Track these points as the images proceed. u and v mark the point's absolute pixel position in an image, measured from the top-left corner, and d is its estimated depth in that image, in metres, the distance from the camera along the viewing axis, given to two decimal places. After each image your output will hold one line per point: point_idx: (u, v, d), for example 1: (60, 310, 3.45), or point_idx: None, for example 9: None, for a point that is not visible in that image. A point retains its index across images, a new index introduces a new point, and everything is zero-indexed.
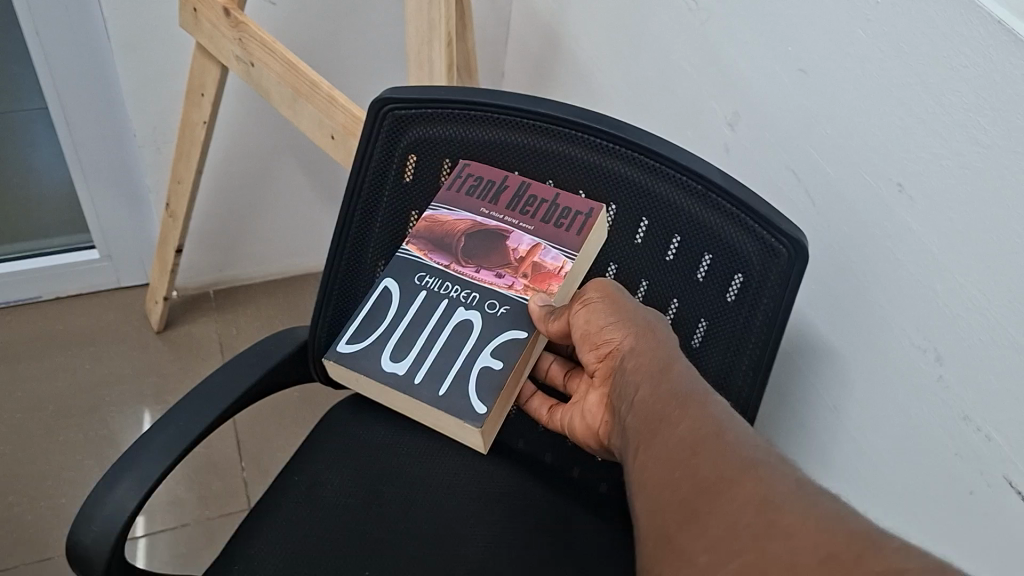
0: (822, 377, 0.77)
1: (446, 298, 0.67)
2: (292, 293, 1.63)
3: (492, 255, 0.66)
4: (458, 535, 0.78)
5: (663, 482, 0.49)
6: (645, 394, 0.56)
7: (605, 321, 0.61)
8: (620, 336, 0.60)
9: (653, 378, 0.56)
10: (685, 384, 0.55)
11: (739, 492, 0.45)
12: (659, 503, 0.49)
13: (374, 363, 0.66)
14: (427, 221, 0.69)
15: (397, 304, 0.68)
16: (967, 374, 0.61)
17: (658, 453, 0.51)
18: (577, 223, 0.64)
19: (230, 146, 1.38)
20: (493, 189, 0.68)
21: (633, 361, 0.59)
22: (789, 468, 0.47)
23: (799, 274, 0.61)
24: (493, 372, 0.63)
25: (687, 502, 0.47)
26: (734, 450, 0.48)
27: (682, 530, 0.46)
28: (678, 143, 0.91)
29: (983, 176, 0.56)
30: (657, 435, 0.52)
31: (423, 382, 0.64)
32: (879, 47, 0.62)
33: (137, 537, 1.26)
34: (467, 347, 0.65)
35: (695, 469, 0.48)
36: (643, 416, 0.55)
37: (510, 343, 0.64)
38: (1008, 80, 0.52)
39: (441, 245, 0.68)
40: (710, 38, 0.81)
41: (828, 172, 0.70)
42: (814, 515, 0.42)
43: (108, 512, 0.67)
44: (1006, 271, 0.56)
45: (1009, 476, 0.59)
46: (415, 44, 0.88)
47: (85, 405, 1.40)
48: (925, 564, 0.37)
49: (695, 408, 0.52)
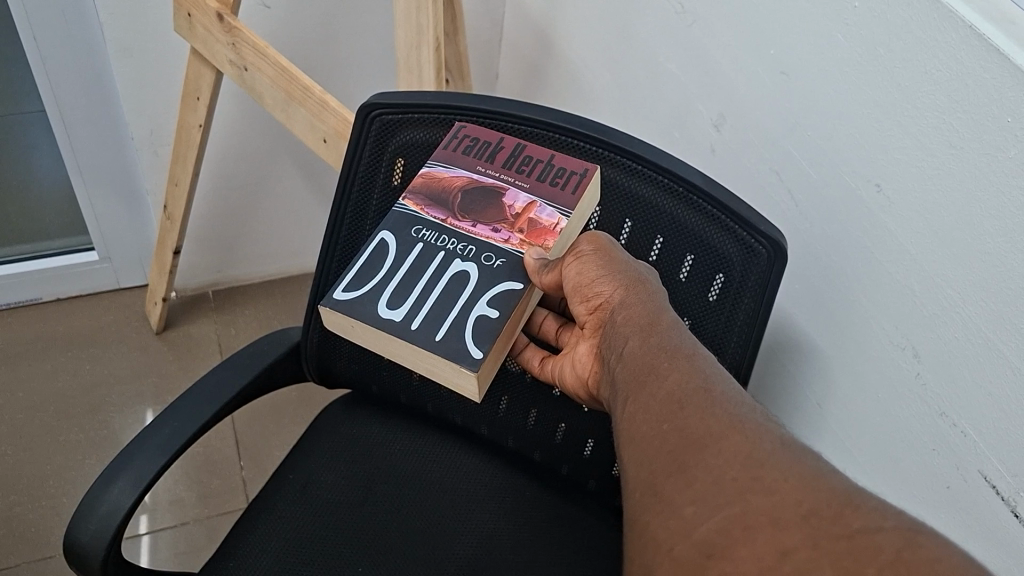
0: (805, 375, 0.79)
1: (442, 251, 0.63)
2: (290, 293, 1.65)
3: (488, 209, 0.64)
4: (452, 529, 0.80)
5: (649, 434, 0.51)
6: (634, 346, 0.57)
7: (597, 274, 0.61)
8: (611, 290, 0.61)
9: (642, 331, 0.57)
10: (673, 341, 0.56)
11: (724, 447, 0.47)
12: (647, 454, 0.50)
13: (369, 309, 0.61)
14: (424, 178, 0.67)
15: (393, 255, 0.64)
16: (942, 369, 0.62)
17: (646, 405, 0.53)
18: (572, 182, 0.64)
19: (227, 148, 1.39)
20: (489, 150, 0.67)
21: (624, 314, 0.59)
22: (771, 426, 0.49)
23: (778, 275, 0.63)
24: (489, 320, 0.60)
25: (673, 453, 0.48)
26: (720, 405, 0.50)
27: (669, 480, 0.47)
28: (665, 145, 0.92)
29: (955, 176, 0.57)
30: (646, 387, 0.54)
31: (420, 327, 0.60)
32: (856, 51, 0.63)
33: (140, 535, 1.28)
34: (464, 296, 0.61)
35: (682, 423, 0.50)
36: (631, 368, 0.56)
37: (507, 292, 0.61)
38: (979, 84, 0.54)
39: (437, 200, 0.66)
40: (696, 39, 0.82)
41: (809, 172, 0.72)
42: (792, 488, 0.43)
43: (105, 509, 0.68)
44: (978, 267, 0.57)
45: (983, 470, 0.60)
46: (404, 49, 0.89)
47: (86, 406, 1.42)
48: (895, 535, 0.39)
49: (682, 363, 0.54)
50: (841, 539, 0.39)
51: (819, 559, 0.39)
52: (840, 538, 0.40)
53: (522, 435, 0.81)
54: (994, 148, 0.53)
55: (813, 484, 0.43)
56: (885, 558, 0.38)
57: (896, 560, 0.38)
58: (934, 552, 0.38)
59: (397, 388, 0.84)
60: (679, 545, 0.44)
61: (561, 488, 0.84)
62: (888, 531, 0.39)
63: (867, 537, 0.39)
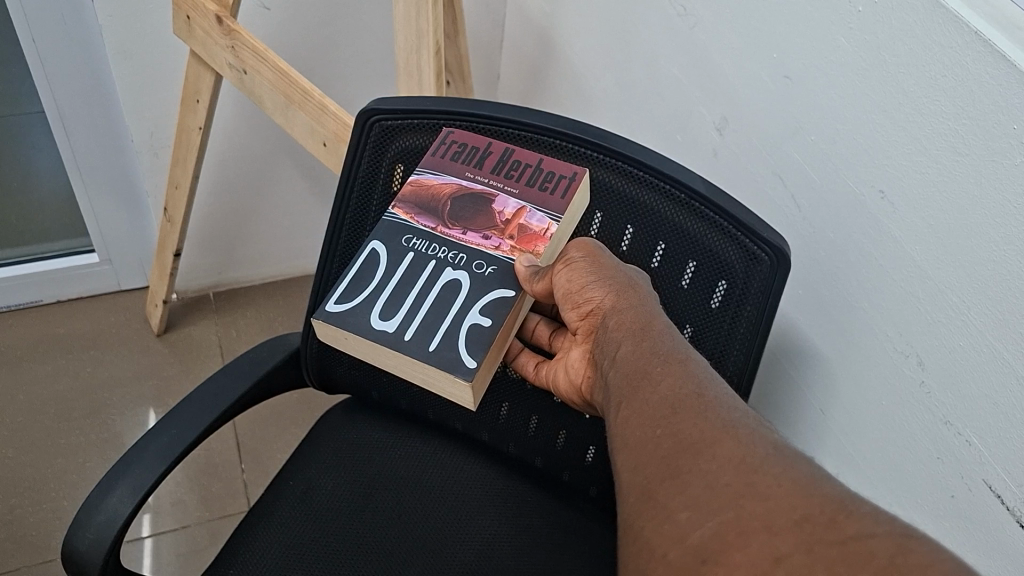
0: (808, 382, 0.78)
1: (432, 260, 0.63)
2: (291, 295, 1.64)
3: (478, 216, 0.64)
4: (452, 537, 0.79)
5: (643, 440, 0.50)
6: (628, 352, 0.56)
7: (588, 280, 0.60)
8: (602, 295, 0.60)
9: (635, 337, 0.57)
10: (666, 346, 0.55)
11: (718, 452, 0.46)
12: (641, 460, 0.49)
13: (362, 320, 0.61)
14: (413, 186, 0.66)
15: (385, 266, 0.64)
16: (946, 376, 0.62)
17: (638, 412, 0.52)
18: (561, 185, 0.64)
19: (228, 150, 1.39)
20: (478, 155, 0.67)
21: (616, 320, 0.58)
22: (765, 431, 0.48)
23: (781, 283, 0.62)
24: (483, 329, 0.59)
25: (667, 459, 0.48)
26: (713, 411, 0.49)
27: (663, 485, 0.47)
28: (668, 149, 0.91)
29: (960, 182, 0.56)
30: (639, 393, 0.53)
31: (413, 338, 0.60)
32: (861, 56, 0.62)
33: (143, 537, 1.28)
34: (455, 305, 0.61)
35: (676, 429, 0.49)
36: (625, 374, 0.55)
37: (499, 300, 0.60)
38: (985, 90, 0.53)
39: (427, 208, 0.65)
40: (699, 42, 0.81)
41: (812, 178, 0.71)
42: (787, 494, 0.42)
43: (104, 518, 0.68)
44: (982, 271, 0.56)
45: (987, 479, 0.60)
46: (403, 53, 0.89)
47: (87, 409, 1.41)
48: (887, 540, 0.38)
49: (676, 368, 0.53)
50: (834, 544, 0.39)
51: (813, 564, 0.38)
52: (833, 543, 0.39)
53: (522, 442, 0.80)
54: (999, 155, 0.53)
55: (807, 489, 0.42)
56: (879, 562, 0.37)
57: (890, 566, 0.37)
58: (927, 557, 0.37)
59: (396, 395, 0.84)
60: (673, 550, 0.43)
61: (561, 495, 0.83)
62: (880, 537, 0.39)
63: (862, 542, 0.39)
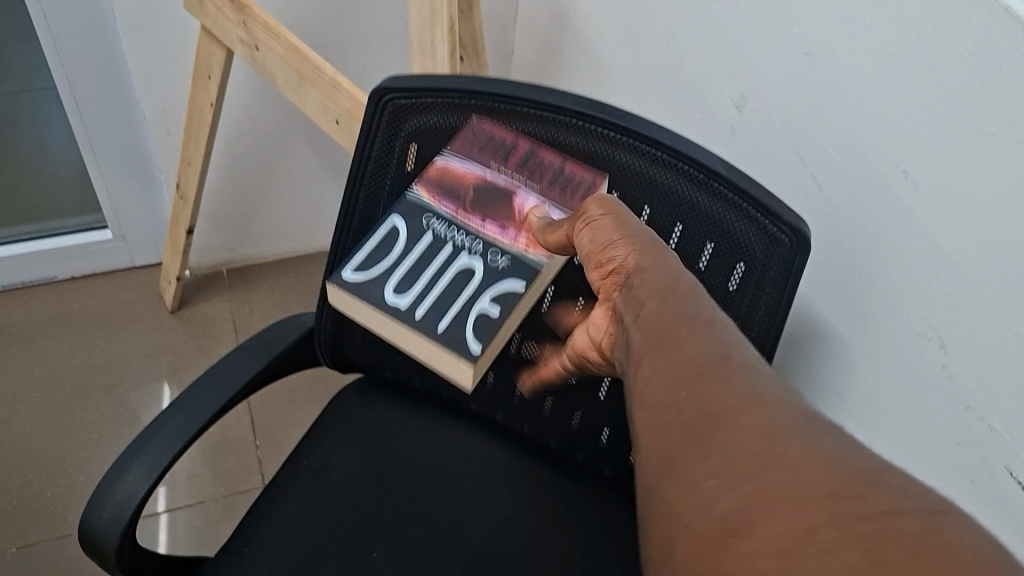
0: (828, 365, 0.77)
1: (446, 245, 0.63)
2: (304, 272, 1.64)
3: (502, 210, 0.64)
4: (464, 516, 0.79)
5: (663, 404, 0.46)
6: (650, 312, 0.52)
7: (612, 239, 0.56)
8: (626, 254, 0.55)
9: (658, 297, 0.52)
10: (691, 308, 0.51)
11: (746, 423, 0.42)
12: (660, 426, 0.45)
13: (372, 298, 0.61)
14: (437, 170, 0.67)
15: (399, 245, 0.64)
16: (968, 360, 0.61)
17: (660, 373, 0.48)
18: (583, 190, 0.64)
19: (240, 126, 1.38)
20: (504, 147, 0.67)
21: (638, 280, 0.54)
22: (797, 403, 0.44)
23: (801, 264, 0.61)
24: (494, 316, 0.60)
25: (689, 427, 0.44)
26: (742, 379, 0.45)
27: (684, 457, 0.42)
28: (685, 127, 0.90)
29: (987, 164, 0.55)
30: (661, 354, 0.49)
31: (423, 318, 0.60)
32: (886, 32, 0.61)
33: (159, 512, 1.29)
34: (468, 290, 0.61)
35: (699, 396, 0.45)
36: (646, 335, 0.51)
37: (508, 292, 0.61)
38: (1014, 66, 0.51)
39: (447, 194, 0.66)
40: (717, 18, 0.80)
41: (835, 159, 0.69)
42: (813, 462, 0.39)
43: (120, 497, 0.68)
44: (1006, 253, 0.55)
45: (1009, 466, 0.59)
46: (417, 29, 0.88)
47: (102, 385, 1.42)
48: None
49: (702, 332, 0.49)
50: (864, 521, 0.35)
51: (842, 542, 0.34)
52: None
53: (537, 422, 0.80)
54: None
55: None
56: (907, 546, 0.33)
57: (919, 547, 0.33)
58: None
59: (410, 374, 0.84)
60: (692, 524, 0.39)
61: (576, 475, 0.83)
62: None
63: None
